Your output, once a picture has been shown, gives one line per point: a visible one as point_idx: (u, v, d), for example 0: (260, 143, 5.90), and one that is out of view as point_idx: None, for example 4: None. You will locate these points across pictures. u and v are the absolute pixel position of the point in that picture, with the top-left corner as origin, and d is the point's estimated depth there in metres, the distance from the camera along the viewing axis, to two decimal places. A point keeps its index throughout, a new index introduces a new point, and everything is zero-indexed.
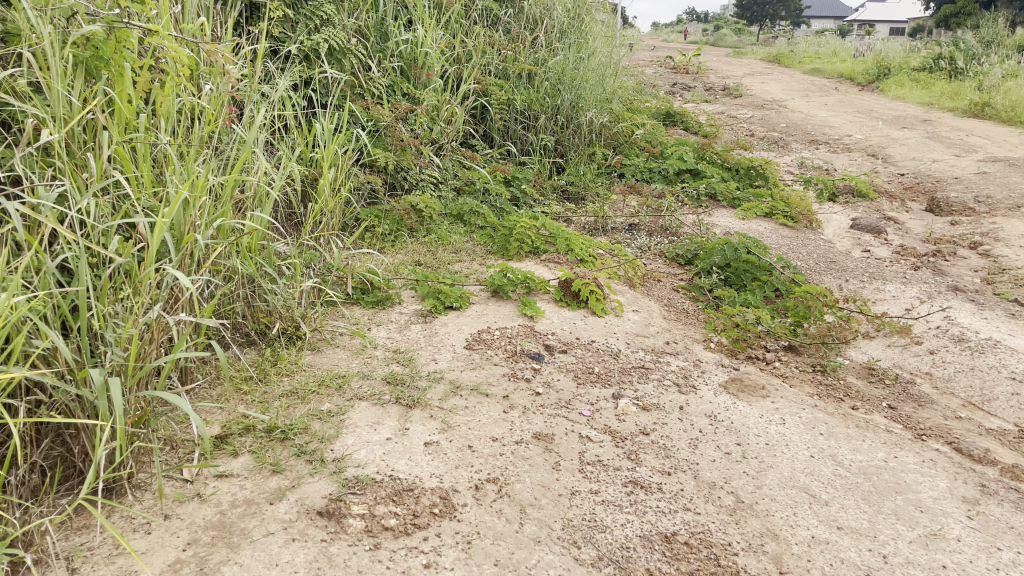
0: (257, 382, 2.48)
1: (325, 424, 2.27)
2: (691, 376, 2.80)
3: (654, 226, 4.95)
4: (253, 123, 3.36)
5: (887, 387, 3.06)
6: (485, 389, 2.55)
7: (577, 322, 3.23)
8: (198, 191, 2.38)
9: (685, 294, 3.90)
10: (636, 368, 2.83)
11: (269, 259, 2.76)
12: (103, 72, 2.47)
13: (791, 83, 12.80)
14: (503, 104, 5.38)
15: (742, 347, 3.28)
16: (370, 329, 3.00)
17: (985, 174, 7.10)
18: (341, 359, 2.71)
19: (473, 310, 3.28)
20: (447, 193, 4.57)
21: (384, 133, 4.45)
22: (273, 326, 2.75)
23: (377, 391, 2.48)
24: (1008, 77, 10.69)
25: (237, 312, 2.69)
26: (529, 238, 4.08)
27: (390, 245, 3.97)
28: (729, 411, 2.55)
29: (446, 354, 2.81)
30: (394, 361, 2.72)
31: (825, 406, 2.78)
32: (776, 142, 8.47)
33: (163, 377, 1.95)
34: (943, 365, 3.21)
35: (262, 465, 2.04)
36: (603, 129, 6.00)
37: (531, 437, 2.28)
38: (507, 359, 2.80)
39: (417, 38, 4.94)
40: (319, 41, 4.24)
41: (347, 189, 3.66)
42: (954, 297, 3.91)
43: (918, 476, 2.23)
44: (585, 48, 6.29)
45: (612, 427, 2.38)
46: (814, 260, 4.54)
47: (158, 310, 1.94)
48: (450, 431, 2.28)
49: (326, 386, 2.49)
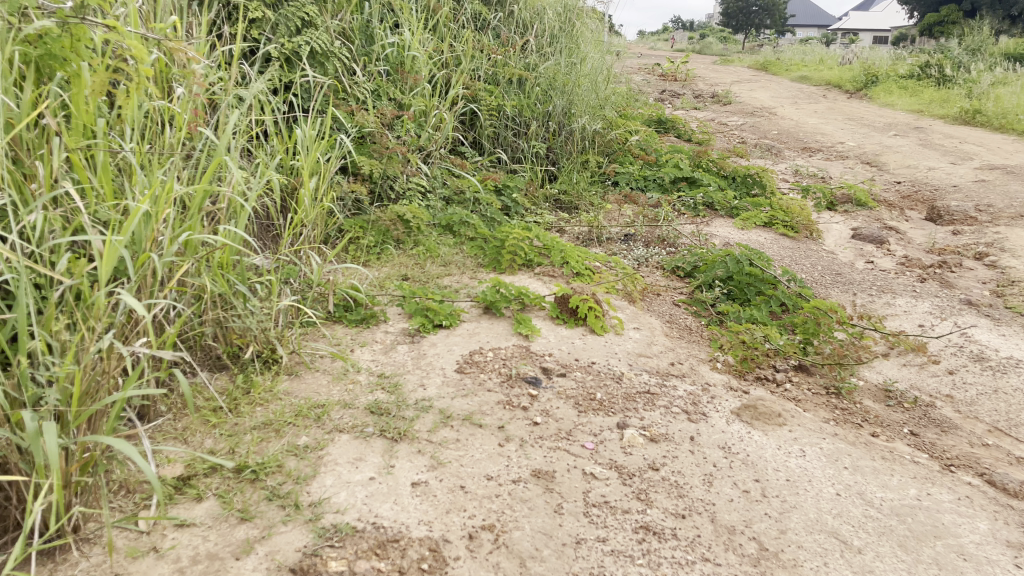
0: (227, 413, 2.26)
1: (301, 462, 2.05)
2: (700, 402, 2.59)
3: (650, 236, 4.74)
4: (229, 129, 3.17)
5: (907, 411, 2.86)
6: (478, 419, 2.33)
7: (575, 342, 3.02)
8: (161, 203, 2.18)
9: (687, 309, 3.70)
10: (640, 393, 2.61)
11: (242, 276, 2.56)
12: (58, 73, 2.26)
13: (780, 91, 12.66)
14: (493, 110, 5.17)
15: (751, 366, 3.07)
16: (353, 350, 2.78)
17: (984, 182, 6.94)
18: (321, 386, 2.49)
19: (464, 329, 3.06)
20: (436, 202, 4.36)
21: (369, 140, 4.25)
22: (246, 349, 2.53)
23: (359, 422, 2.27)
24: (997, 85, 10.59)
25: (206, 335, 2.47)
26: (523, 250, 3.86)
27: (375, 258, 3.75)
28: (744, 442, 2.34)
29: (435, 378, 2.59)
30: (379, 387, 2.50)
31: (845, 433, 2.58)
32: (770, 150, 8.31)
33: (114, 417, 1.74)
34: (964, 387, 3.00)
35: (228, 512, 1.82)
36: (596, 136, 5.80)
37: (529, 475, 2.07)
38: (502, 384, 2.58)
39: (404, 42, 4.75)
40: (300, 43, 4.04)
41: (329, 199, 3.46)
42: (969, 312, 3.71)
43: (956, 517, 2.04)
44: (576, 53, 6.11)
45: (618, 462, 2.17)
46: (819, 273, 4.35)
47: (111, 337, 1.73)
48: (440, 468, 2.06)
49: (304, 416, 2.27)
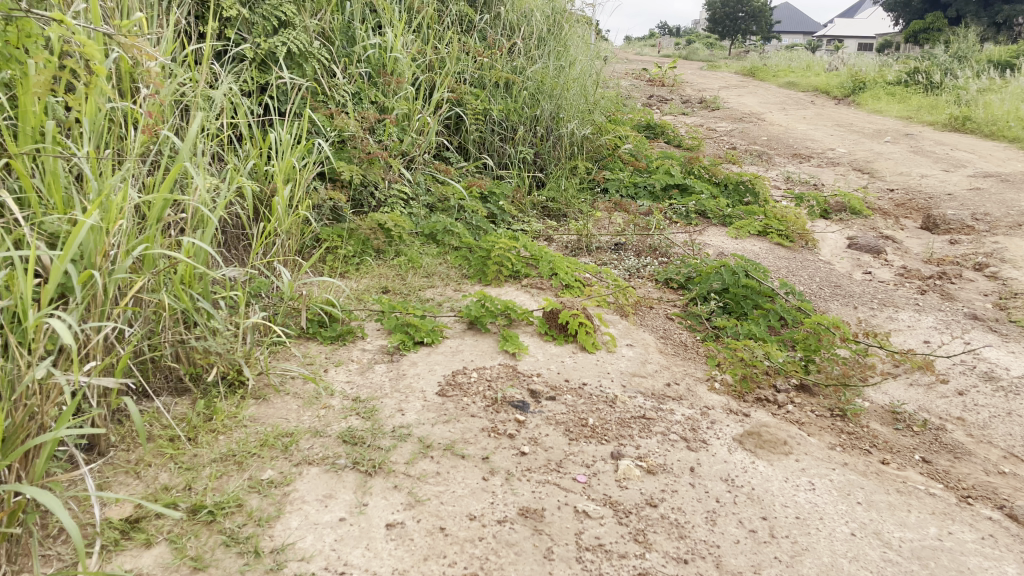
0: (185, 444, 2.07)
1: (265, 501, 1.86)
2: (700, 428, 2.41)
3: (642, 245, 4.55)
4: (197, 133, 2.98)
5: (916, 435, 2.70)
6: (461, 449, 2.14)
7: (565, 361, 2.83)
8: (113, 214, 2.01)
9: (681, 323, 3.54)
10: (635, 418, 2.43)
11: (205, 294, 2.38)
12: (4, 72, 2.09)
13: (768, 97, 12.56)
14: (480, 114, 5.00)
15: (750, 387, 2.90)
16: (327, 371, 2.59)
17: (979, 190, 6.81)
18: (290, 412, 2.30)
19: (447, 346, 2.88)
20: (419, 210, 4.16)
21: (349, 144, 4.06)
22: (210, 371, 2.34)
23: (330, 454, 2.08)
24: (986, 91, 10.49)
25: (165, 355, 2.29)
26: (509, 261, 3.68)
27: (354, 268, 3.57)
28: (748, 474, 2.16)
29: (415, 403, 2.40)
30: (353, 413, 2.31)
31: (855, 462, 2.40)
32: (761, 156, 8.16)
33: (44, 459, 1.57)
34: (976, 410, 2.84)
35: (180, 561, 1.64)
36: (585, 141, 5.62)
37: (516, 514, 1.88)
38: (486, 409, 2.39)
39: (387, 43, 4.57)
40: (277, 43, 3.85)
41: (305, 207, 3.28)
42: (975, 326, 3.55)
43: (981, 560, 1.87)
44: (565, 56, 5.92)
45: (613, 497, 2.00)
46: (817, 285, 4.19)
47: (45, 366, 1.58)
48: (418, 507, 1.88)
49: (270, 447, 2.09)
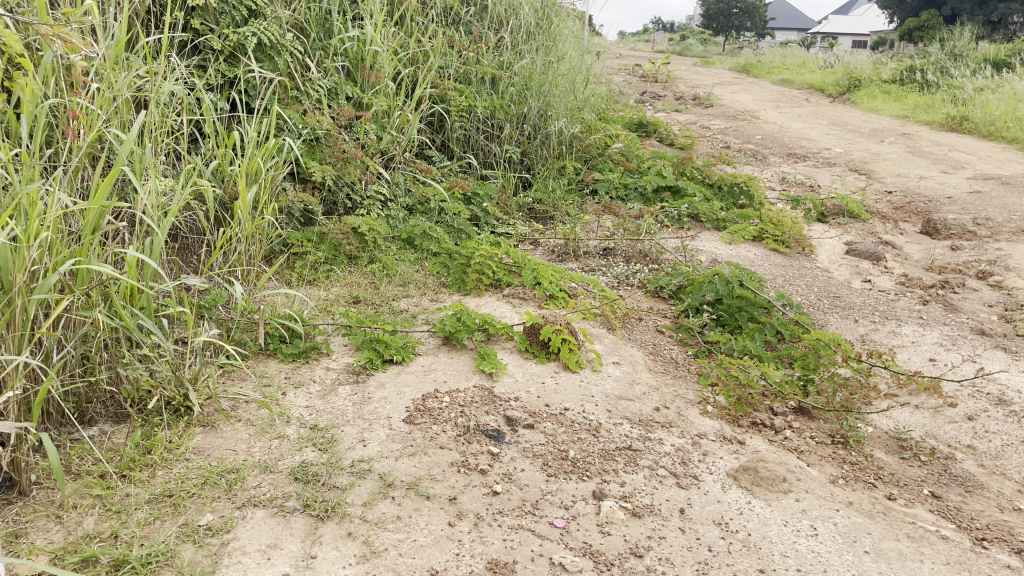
0: (116, 481, 1.85)
1: (199, 553, 1.65)
2: (691, 461, 2.21)
3: (631, 250, 4.35)
4: (152, 131, 2.77)
5: (924, 466, 2.50)
6: (426, 488, 1.93)
7: (546, 382, 2.62)
8: (32, 226, 1.82)
9: (672, 337, 3.33)
10: (620, 450, 2.23)
11: (147, 311, 2.17)
12: None
13: (762, 94, 12.35)
14: (464, 111, 4.77)
15: (746, 410, 2.70)
16: (285, 394, 2.38)
17: (979, 193, 6.63)
18: (240, 442, 2.08)
19: (419, 365, 2.66)
20: (397, 212, 3.92)
21: (323, 142, 3.84)
22: (153, 397, 2.12)
23: (279, 494, 1.86)
24: (983, 90, 10.30)
25: (101, 378, 2.07)
26: (490, 269, 3.48)
27: (324, 276, 3.36)
28: (744, 517, 1.96)
29: (379, 432, 2.18)
30: (310, 444, 2.10)
31: (860, 499, 2.20)
32: (755, 156, 7.95)
33: None
34: (987, 437, 2.64)
35: None
36: (574, 140, 5.40)
37: (484, 568, 1.67)
38: (457, 439, 2.18)
39: (366, 35, 4.33)
40: (246, 34, 3.62)
41: (271, 211, 3.06)
42: (983, 343, 3.36)
43: None
44: (554, 51, 5.69)
45: (593, 546, 1.78)
46: (815, 295, 3.99)
47: None
48: (373, 559, 1.67)
49: (212, 485, 1.87)
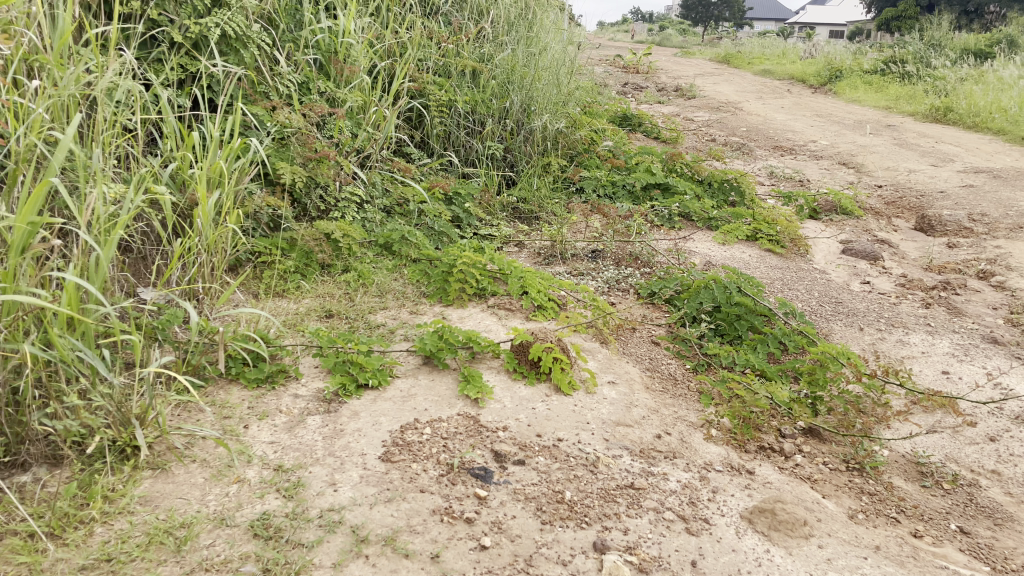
0: (43, 543, 1.60)
1: None
2: (699, 502, 1.99)
3: (621, 253, 4.12)
4: (100, 133, 2.51)
5: (948, 495, 2.30)
6: (404, 543, 1.70)
7: (537, 408, 2.39)
8: None
9: (669, 349, 3.11)
10: (622, 489, 2.01)
11: (88, 340, 1.91)
12: None
13: (743, 85, 12.15)
14: (443, 106, 4.53)
15: (753, 433, 2.48)
16: (248, 427, 2.13)
17: (971, 187, 6.46)
18: (193, 489, 1.84)
19: (397, 389, 2.42)
20: (374, 215, 3.68)
21: (293, 140, 3.57)
22: (94, 439, 1.87)
23: (234, 555, 1.62)
24: (966, 79, 10.14)
25: (33, 419, 1.82)
26: (474, 277, 3.23)
27: (293, 288, 3.11)
28: (763, 571, 1.75)
29: (352, 473, 1.95)
30: (274, 490, 1.86)
31: (886, 540, 1.99)
32: (741, 149, 7.75)
33: None
34: (1013, 462, 2.44)
35: None
36: (559, 136, 5.15)
37: None
38: (439, 480, 1.95)
39: (339, 26, 4.07)
40: (209, 25, 3.34)
41: (236, 219, 2.78)
42: (996, 352, 3.17)
43: None
44: (536, 42, 5.44)
45: None
46: (816, 300, 3.79)
47: None
48: None
49: (157, 546, 1.63)
